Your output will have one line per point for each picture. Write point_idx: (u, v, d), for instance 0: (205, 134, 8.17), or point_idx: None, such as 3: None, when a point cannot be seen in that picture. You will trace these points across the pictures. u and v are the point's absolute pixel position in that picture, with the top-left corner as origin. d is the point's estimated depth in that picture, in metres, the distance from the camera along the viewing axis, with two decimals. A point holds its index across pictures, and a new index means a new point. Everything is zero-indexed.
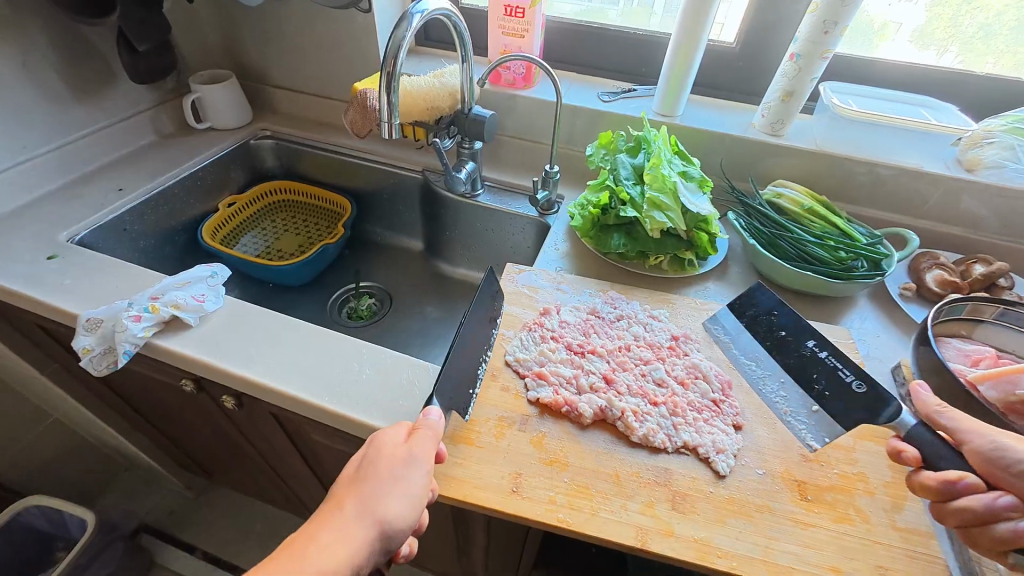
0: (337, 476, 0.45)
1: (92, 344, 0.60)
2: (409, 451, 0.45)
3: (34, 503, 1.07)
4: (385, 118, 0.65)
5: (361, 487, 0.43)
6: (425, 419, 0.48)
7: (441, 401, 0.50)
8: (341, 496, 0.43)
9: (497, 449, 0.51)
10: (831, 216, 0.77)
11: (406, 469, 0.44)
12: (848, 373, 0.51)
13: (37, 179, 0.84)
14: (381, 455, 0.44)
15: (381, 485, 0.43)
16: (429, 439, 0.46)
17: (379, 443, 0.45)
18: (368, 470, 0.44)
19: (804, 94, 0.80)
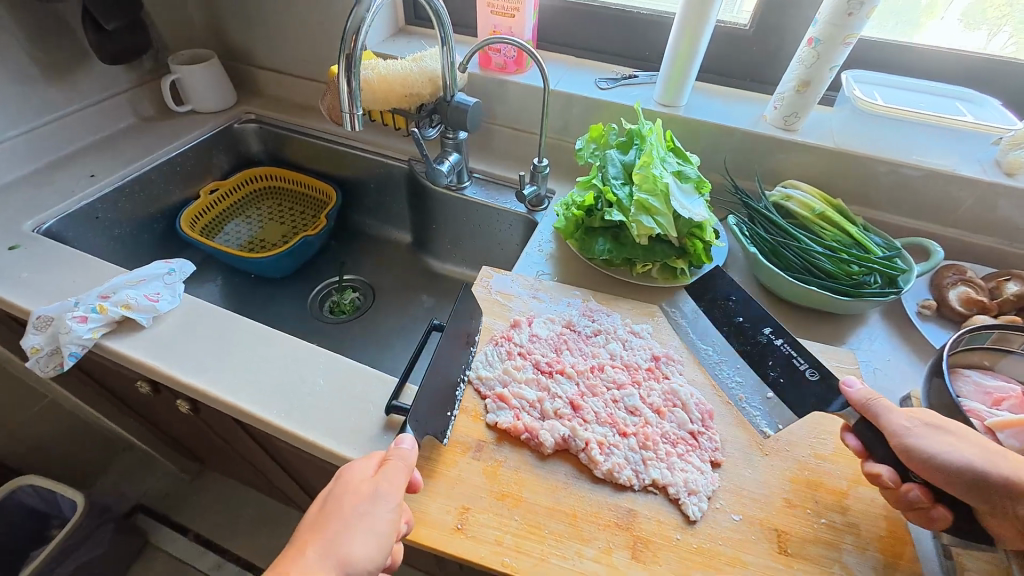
0: (303, 515, 0.41)
1: (41, 343, 0.58)
2: (375, 485, 0.41)
3: (28, 482, 1.09)
4: (347, 108, 0.61)
5: (325, 528, 0.39)
6: (396, 448, 0.44)
7: (418, 428, 0.47)
8: (304, 539, 0.39)
9: (448, 478, 0.47)
10: (845, 223, 0.69)
11: (372, 504, 0.40)
12: (802, 361, 0.53)
13: (7, 164, 0.82)
14: (346, 492, 0.41)
15: (346, 524, 0.39)
16: (399, 471, 0.43)
17: (346, 479, 0.42)
18: (333, 509, 0.40)
19: (823, 84, 0.71)
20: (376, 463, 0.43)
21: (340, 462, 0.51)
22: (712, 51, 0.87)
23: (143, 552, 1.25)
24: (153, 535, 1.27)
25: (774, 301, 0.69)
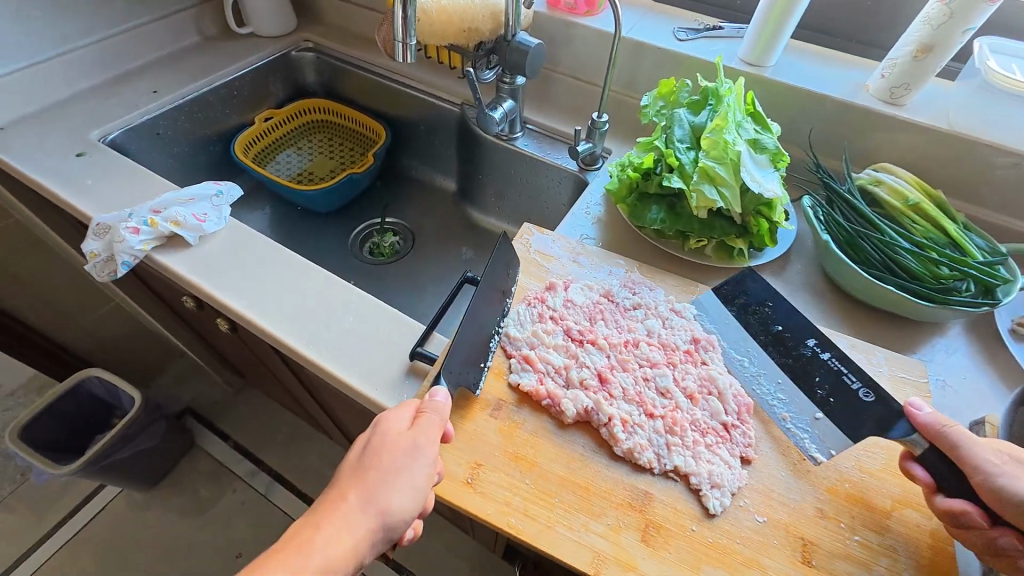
0: (343, 460, 0.42)
1: (99, 249, 0.61)
2: (413, 439, 0.41)
3: (93, 375, 1.19)
4: (400, 38, 0.60)
5: (366, 477, 0.40)
6: (429, 400, 0.44)
7: (452, 380, 0.46)
8: (346, 484, 0.40)
9: (462, 433, 0.46)
10: (942, 218, 0.60)
11: (409, 457, 0.41)
12: (856, 379, 0.47)
13: (78, 72, 0.85)
14: (385, 443, 0.41)
15: (386, 473, 0.40)
16: (434, 426, 0.42)
17: (384, 431, 0.42)
18: (373, 459, 0.41)
19: (949, 51, 0.60)
20: (412, 414, 0.43)
21: (360, 398, 0.52)
22: (816, 4, 0.76)
23: (190, 451, 1.38)
24: (200, 437, 1.39)
25: (841, 297, 0.62)
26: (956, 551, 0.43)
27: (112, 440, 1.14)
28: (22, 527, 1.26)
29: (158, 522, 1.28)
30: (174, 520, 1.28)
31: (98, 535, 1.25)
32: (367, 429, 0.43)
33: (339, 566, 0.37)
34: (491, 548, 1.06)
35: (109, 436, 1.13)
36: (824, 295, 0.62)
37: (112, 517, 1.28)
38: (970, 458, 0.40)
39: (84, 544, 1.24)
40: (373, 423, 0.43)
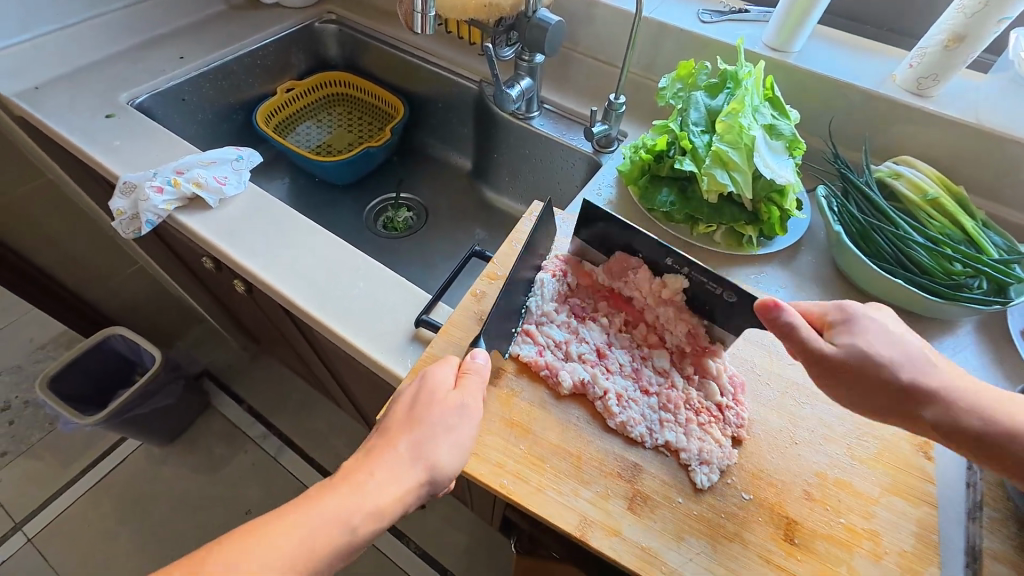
0: (393, 409, 0.44)
1: (125, 207, 0.64)
2: (460, 398, 0.44)
3: (118, 332, 1.24)
4: (420, 9, 0.61)
5: (416, 428, 0.42)
6: (471, 361, 0.46)
7: (488, 341, 0.48)
8: (396, 432, 0.42)
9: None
10: (960, 214, 0.59)
11: (457, 416, 0.43)
12: (714, 285, 0.48)
13: (110, 36, 0.87)
14: (434, 399, 0.43)
15: (436, 426, 0.42)
16: (478, 386, 0.45)
17: (432, 387, 0.44)
18: (423, 411, 0.43)
19: (982, 41, 0.58)
20: (456, 372, 0.46)
21: (366, 361, 0.54)
22: None
23: (205, 410, 1.43)
24: (215, 399, 1.45)
25: (850, 290, 0.61)
26: (940, 541, 0.43)
27: (133, 395, 1.19)
28: (49, 473, 1.33)
29: (174, 476, 1.34)
30: (188, 475, 1.34)
31: (118, 484, 1.32)
32: (414, 381, 0.46)
33: (389, 511, 0.39)
34: (489, 521, 1.09)
35: (131, 392, 1.18)
36: (832, 287, 0.62)
37: (132, 468, 1.35)
38: (815, 348, 0.42)
39: (106, 492, 1.31)
40: (420, 377, 0.45)
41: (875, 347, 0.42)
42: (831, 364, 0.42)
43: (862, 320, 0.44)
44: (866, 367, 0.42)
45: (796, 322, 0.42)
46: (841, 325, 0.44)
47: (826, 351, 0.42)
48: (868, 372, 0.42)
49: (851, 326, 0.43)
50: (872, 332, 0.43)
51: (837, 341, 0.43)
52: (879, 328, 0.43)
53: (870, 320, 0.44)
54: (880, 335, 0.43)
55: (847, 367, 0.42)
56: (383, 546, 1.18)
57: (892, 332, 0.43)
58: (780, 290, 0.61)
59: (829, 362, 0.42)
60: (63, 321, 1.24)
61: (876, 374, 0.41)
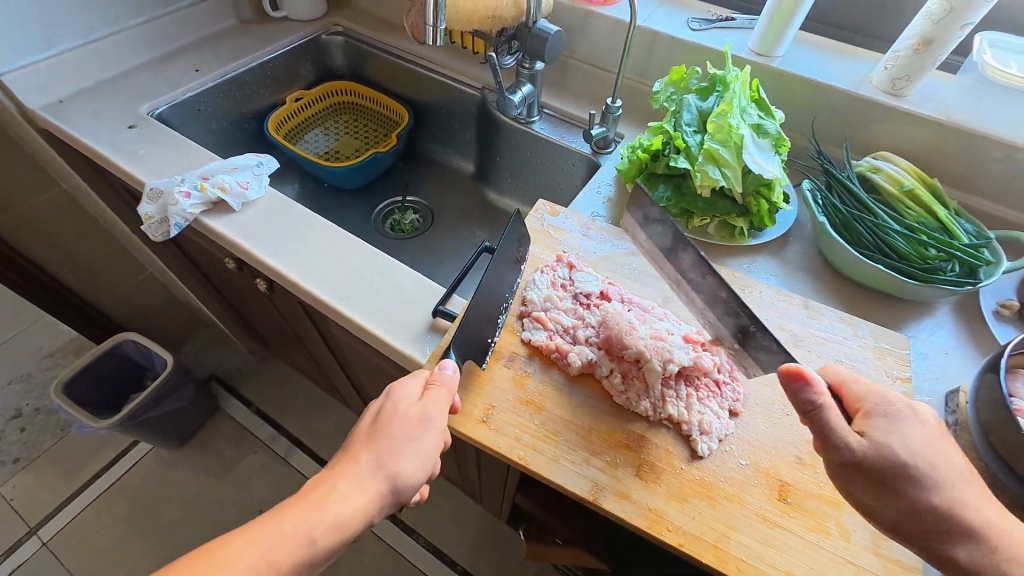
0: (357, 427, 0.47)
1: (153, 211, 0.68)
2: (422, 409, 0.46)
3: (129, 338, 1.27)
4: (430, 22, 0.66)
5: (377, 442, 0.45)
6: (439, 372, 0.48)
7: (459, 353, 0.50)
8: (359, 447, 0.45)
9: (474, 375, 0.52)
10: (934, 204, 0.64)
11: (419, 428, 0.46)
12: None
13: (130, 51, 0.92)
14: (398, 411, 0.46)
15: (396, 440, 0.45)
16: (444, 397, 0.47)
17: (396, 401, 0.47)
18: (385, 426, 0.45)
19: (949, 45, 0.63)
20: (422, 384, 0.48)
21: (388, 348, 0.58)
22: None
23: (214, 414, 1.46)
24: (223, 402, 1.47)
25: (835, 276, 0.66)
26: None
27: (147, 398, 1.21)
28: (62, 477, 1.35)
29: (185, 478, 1.36)
30: (200, 478, 1.36)
31: (130, 487, 1.35)
32: (380, 397, 0.48)
33: (351, 523, 0.41)
34: (497, 513, 1.13)
35: (144, 395, 1.20)
36: (818, 275, 0.66)
37: (144, 471, 1.37)
38: (840, 440, 0.40)
39: (118, 495, 1.33)
40: (386, 393, 0.48)
41: (907, 448, 0.40)
42: (858, 465, 0.40)
43: (898, 420, 0.41)
44: (893, 473, 0.39)
45: (823, 402, 0.40)
46: (878, 419, 0.42)
47: (853, 448, 0.40)
48: (893, 472, 0.40)
49: (886, 422, 0.41)
50: (909, 436, 0.41)
51: (868, 435, 0.41)
52: (915, 430, 0.41)
53: (906, 417, 0.42)
54: (916, 441, 0.40)
55: (873, 469, 0.40)
56: (393, 541, 1.21)
57: (927, 437, 0.41)
58: (770, 278, 0.65)
59: (855, 462, 0.40)
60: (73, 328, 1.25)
61: (897, 488, 0.39)
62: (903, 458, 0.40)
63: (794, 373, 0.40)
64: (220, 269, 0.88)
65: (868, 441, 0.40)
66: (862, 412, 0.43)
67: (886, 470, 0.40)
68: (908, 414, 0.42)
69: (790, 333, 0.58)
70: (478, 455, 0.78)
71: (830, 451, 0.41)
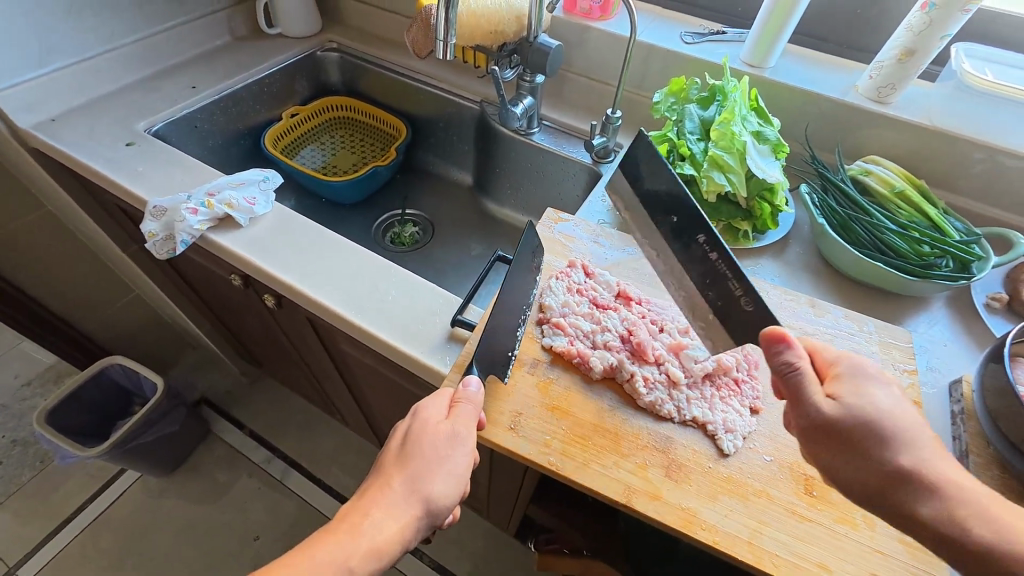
0: (387, 449, 0.47)
1: (157, 229, 0.67)
2: (451, 427, 0.46)
3: (117, 362, 1.22)
4: (442, 37, 0.67)
5: (408, 464, 0.44)
6: (464, 390, 0.48)
7: (481, 369, 0.50)
8: (390, 471, 0.44)
9: (499, 389, 0.52)
10: (925, 204, 0.67)
11: (450, 446, 0.45)
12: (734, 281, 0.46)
13: (124, 68, 0.91)
14: (427, 432, 0.46)
15: (427, 461, 0.44)
16: (470, 414, 0.47)
17: (423, 420, 0.46)
18: (415, 447, 0.45)
19: (930, 55, 0.67)
20: (447, 403, 0.48)
21: (409, 360, 0.57)
22: (810, 14, 0.83)
23: (206, 439, 1.41)
24: (215, 425, 1.43)
25: (835, 275, 0.69)
26: None
27: (136, 424, 1.17)
28: (43, 511, 1.29)
29: (176, 506, 1.31)
30: (192, 506, 1.31)
31: (117, 519, 1.29)
32: (407, 417, 0.48)
33: (387, 549, 0.41)
34: (504, 527, 1.11)
35: (134, 421, 1.16)
36: (819, 274, 0.69)
37: (132, 501, 1.31)
38: (812, 400, 0.42)
39: (104, 527, 1.27)
40: (412, 412, 0.48)
41: (876, 407, 0.41)
42: (831, 423, 0.41)
43: (868, 382, 0.43)
44: (863, 431, 0.40)
45: (802, 362, 0.42)
46: (847, 381, 0.43)
47: (825, 406, 0.41)
48: (864, 431, 0.40)
49: (856, 383, 0.42)
50: (878, 396, 0.42)
51: (839, 396, 0.42)
52: (887, 392, 0.42)
53: (876, 379, 0.43)
54: (886, 403, 0.41)
55: (841, 428, 0.41)
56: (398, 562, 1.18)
57: (895, 399, 0.42)
58: (774, 279, 0.68)
59: (828, 420, 0.41)
60: (57, 353, 1.20)
61: (865, 445, 0.40)
62: (872, 417, 0.41)
63: (778, 333, 0.42)
64: (220, 288, 0.86)
65: (837, 403, 0.41)
66: (835, 374, 0.44)
67: (857, 429, 0.40)
68: (879, 378, 0.43)
69: (799, 331, 0.59)
70: (490, 466, 0.77)
71: (803, 411, 0.42)
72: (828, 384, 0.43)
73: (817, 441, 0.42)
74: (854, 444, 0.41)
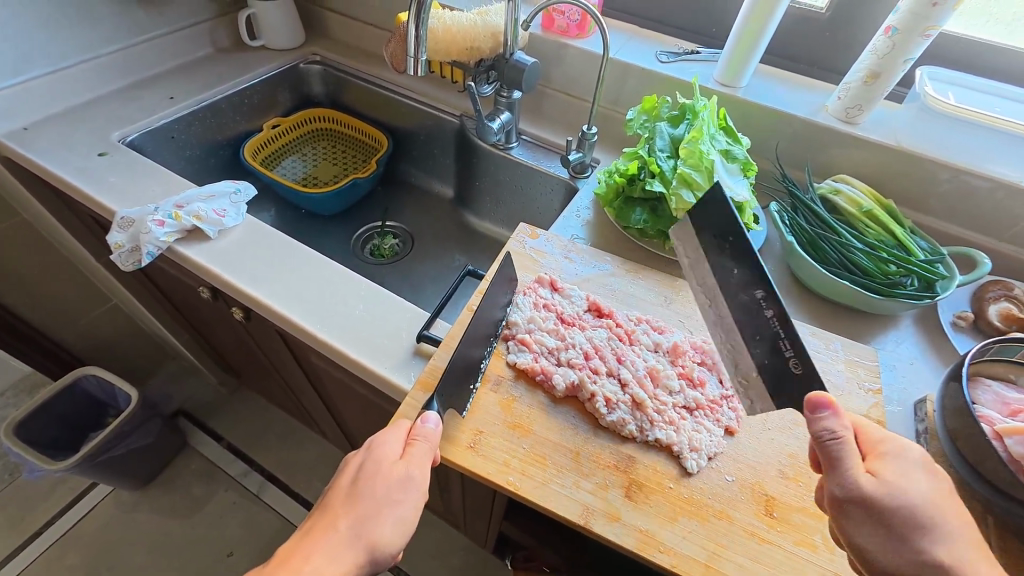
0: (336, 485, 0.45)
1: (123, 240, 0.66)
2: (404, 469, 0.45)
3: (91, 372, 1.20)
4: (412, 53, 0.67)
5: (357, 505, 0.43)
6: (420, 427, 0.46)
7: (442, 403, 0.49)
8: (337, 511, 0.43)
9: (454, 422, 0.50)
10: (892, 223, 0.68)
11: (401, 489, 0.44)
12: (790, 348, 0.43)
13: (101, 78, 0.91)
14: (380, 472, 0.44)
15: (377, 503, 0.43)
16: (425, 452, 0.45)
17: (377, 459, 0.45)
18: (366, 487, 0.44)
19: (893, 78, 0.69)
20: (404, 439, 0.46)
21: (374, 376, 0.57)
22: (781, 35, 0.85)
23: (182, 451, 1.38)
24: (192, 437, 1.40)
25: (804, 292, 0.69)
26: None
27: (106, 438, 1.14)
28: (11, 526, 1.25)
29: (148, 522, 1.27)
30: (165, 521, 1.28)
31: (87, 535, 1.25)
32: (360, 452, 0.47)
33: None
34: (482, 543, 1.09)
35: (104, 433, 1.13)
36: (790, 292, 0.69)
37: (102, 516, 1.28)
38: (850, 473, 0.39)
39: (72, 544, 1.23)
40: (368, 446, 0.47)
41: (913, 495, 0.39)
42: (863, 500, 0.39)
43: (910, 464, 0.40)
44: (896, 516, 0.39)
45: (846, 434, 0.40)
46: (892, 461, 0.40)
47: (862, 482, 0.39)
48: (896, 519, 0.39)
49: (899, 464, 0.40)
50: (917, 478, 0.40)
51: (878, 474, 0.40)
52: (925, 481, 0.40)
53: (919, 463, 0.41)
54: (926, 488, 0.40)
55: (875, 512, 0.39)
56: None
57: (932, 489, 0.40)
58: None
59: (859, 496, 0.39)
60: (28, 363, 1.17)
61: (897, 532, 0.39)
62: (907, 501, 0.39)
63: (824, 402, 0.39)
64: (194, 300, 0.85)
65: (876, 480, 0.39)
66: (874, 453, 0.41)
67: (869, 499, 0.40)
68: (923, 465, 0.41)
69: None
70: (462, 483, 0.76)
71: (839, 481, 0.40)
72: (869, 460, 0.41)
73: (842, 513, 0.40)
74: (882, 530, 0.39)
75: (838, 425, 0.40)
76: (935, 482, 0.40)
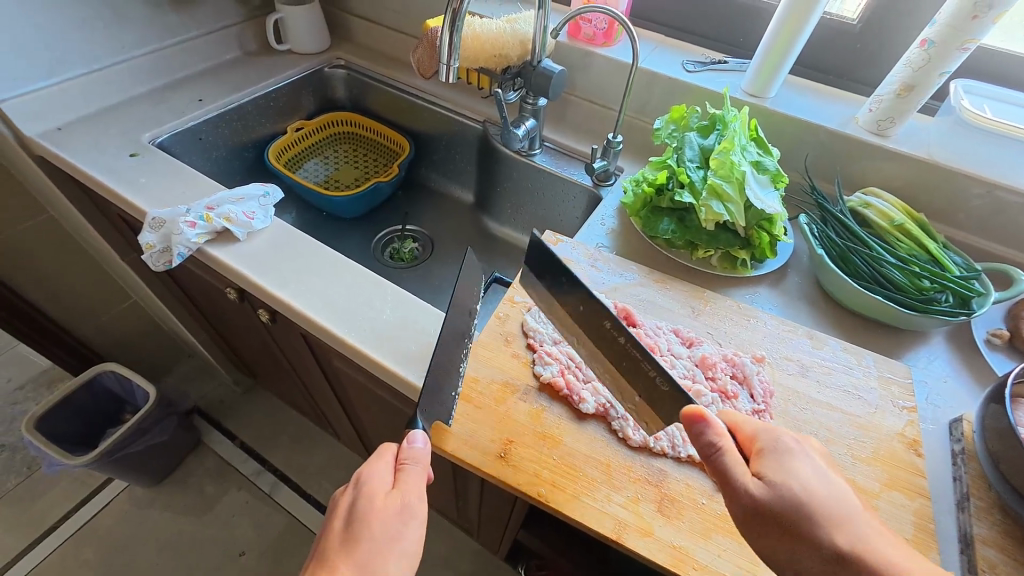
0: (331, 530, 0.44)
1: (154, 241, 0.67)
2: (400, 498, 0.44)
3: (110, 369, 1.21)
4: (445, 59, 0.67)
5: (356, 550, 0.41)
6: (409, 449, 0.47)
7: (426, 421, 0.49)
8: (337, 557, 0.41)
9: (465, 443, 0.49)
10: (925, 238, 0.67)
11: (400, 521, 0.43)
12: None
13: (133, 79, 0.92)
14: (375, 510, 0.43)
15: (378, 543, 0.42)
16: (417, 477, 0.45)
17: (369, 495, 0.44)
18: (363, 528, 0.42)
19: (930, 89, 0.67)
20: (393, 468, 0.46)
21: (401, 382, 0.56)
22: (811, 45, 0.84)
23: (196, 450, 1.39)
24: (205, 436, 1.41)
25: (832, 306, 0.68)
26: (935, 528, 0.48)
27: (123, 436, 1.14)
28: (28, 520, 1.26)
29: (162, 519, 1.28)
30: (177, 519, 1.28)
31: (101, 530, 1.26)
32: (349, 489, 0.45)
33: None
34: (494, 550, 1.09)
35: (122, 431, 1.14)
36: (819, 305, 0.68)
37: (116, 512, 1.29)
38: (739, 482, 0.40)
39: (87, 539, 1.24)
40: (355, 482, 0.46)
41: (805, 486, 0.39)
42: (759, 510, 0.39)
43: (791, 456, 0.41)
44: (792, 515, 0.38)
45: (724, 443, 0.40)
46: (772, 457, 0.41)
47: (751, 489, 0.39)
48: (794, 516, 0.38)
49: (780, 459, 0.41)
50: (801, 469, 0.40)
51: (763, 475, 0.40)
52: (811, 465, 0.41)
53: (799, 452, 0.41)
54: (808, 476, 0.40)
55: (774, 516, 0.39)
56: None
57: (823, 473, 0.41)
58: (772, 308, 0.67)
59: (756, 506, 0.39)
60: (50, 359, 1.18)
61: (810, 534, 0.38)
62: (796, 496, 0.39)
63: (698, 412, 0.40)
64: (218, 301, 0.85)
65: (763, 482, 0.40)
66: (757, 450, 0.42)
67: None
68: (799, 450, 0.42)
69: (796, 363, 0.59)
70: (480, 490, 0.76)
71: (731, 494, 0.40)
72: (753, 460, 0.41)
73: (749, 530, 0.40)
74: (791, 531, 0.38)
75: (713, 435, 0.40)
76: (821, 469, 0.41)
